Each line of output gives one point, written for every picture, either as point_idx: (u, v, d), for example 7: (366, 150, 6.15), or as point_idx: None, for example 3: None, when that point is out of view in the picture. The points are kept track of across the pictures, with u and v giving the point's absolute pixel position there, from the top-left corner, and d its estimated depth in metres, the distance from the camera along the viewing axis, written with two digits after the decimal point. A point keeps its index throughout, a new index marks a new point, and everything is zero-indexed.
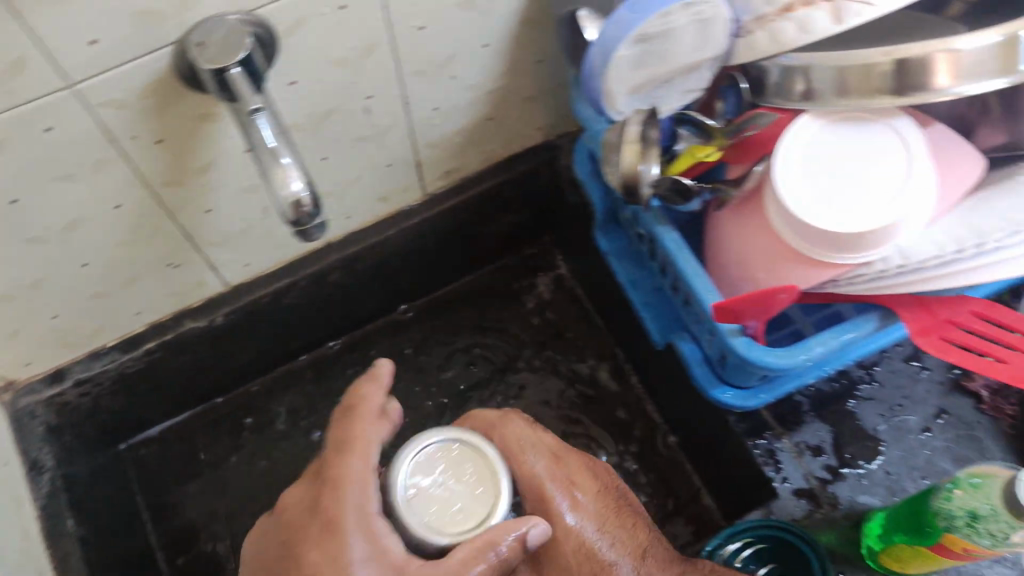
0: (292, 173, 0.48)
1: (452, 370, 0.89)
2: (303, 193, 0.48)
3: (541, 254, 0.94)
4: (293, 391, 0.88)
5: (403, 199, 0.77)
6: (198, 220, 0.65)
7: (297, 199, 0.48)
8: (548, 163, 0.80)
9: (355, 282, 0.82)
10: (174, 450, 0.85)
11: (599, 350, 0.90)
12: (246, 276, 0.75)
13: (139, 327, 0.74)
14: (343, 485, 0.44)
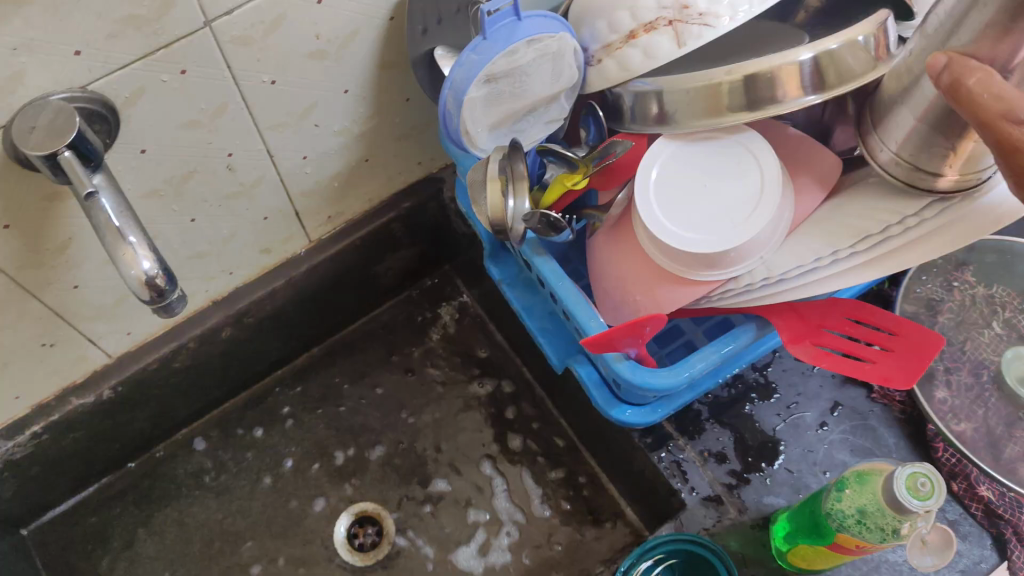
0: (139, 250, 0.46)
1: (363, 411, 0.88)
2: (152, 267, 0.46)
3: (443, 282, 0.94)
4: (200, 452, 0.86)
5: (287, 248, 0.75)
6: (66, 297, 0.63)
7: (147, 274, 0.46)
8: (433, 195, 0.79)
9: (250, 335, 0.80)
10: (77, 529, 0.82)
11: (507, 372, 0.90)
12: (131, 345, 0.72)
13: (21, 411, 0.70)
14: None
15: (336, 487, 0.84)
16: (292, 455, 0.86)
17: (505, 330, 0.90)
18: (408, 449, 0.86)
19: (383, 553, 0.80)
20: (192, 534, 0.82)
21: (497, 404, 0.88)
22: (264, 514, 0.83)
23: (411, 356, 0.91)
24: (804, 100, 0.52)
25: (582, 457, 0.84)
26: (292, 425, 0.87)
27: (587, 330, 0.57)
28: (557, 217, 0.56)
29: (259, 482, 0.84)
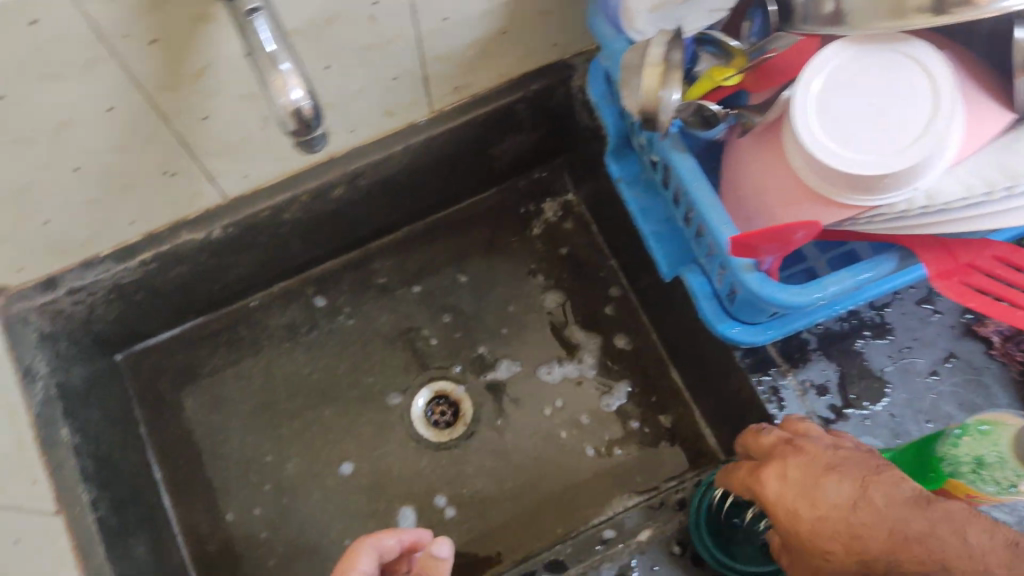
0: (291, 79, 0.47)
1: (455, 293, 0.88)
2: (303, 99, 0.46)
3: (552, 177, 0.91)
4: (293, 308, 0.87)
5: (409, 113, 0.73)
6: (195, 128, 0.63)
7: (296, 105, 0.46)
8: (562, 83, 0.76)
9: (358, 199, 0.79)
10: (169, 362, 0.85)
11: (604, 278, 0.88)
12: (248, 188, 0.73)
13: (134, 237, 0.72)
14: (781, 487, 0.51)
15: (418, 362, 0.86)
16: (380, 323, 0.87)
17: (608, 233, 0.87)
18: (493, 339, 0.86)
19: (459, 435, 0.83)
20: (280, 384, 0.85)
21: (588, 308, 0.87)
22: (350, 376, 0.85)
23: (508, 246, 0.90)
24: (1000, 6, 0.45)
25: (666, 373, 0.84)
26: (385, 296, 0.88)
27: (720, 237, 0.56)
28: (716, 111, 0.55)
29: (346, 345, 0.86)
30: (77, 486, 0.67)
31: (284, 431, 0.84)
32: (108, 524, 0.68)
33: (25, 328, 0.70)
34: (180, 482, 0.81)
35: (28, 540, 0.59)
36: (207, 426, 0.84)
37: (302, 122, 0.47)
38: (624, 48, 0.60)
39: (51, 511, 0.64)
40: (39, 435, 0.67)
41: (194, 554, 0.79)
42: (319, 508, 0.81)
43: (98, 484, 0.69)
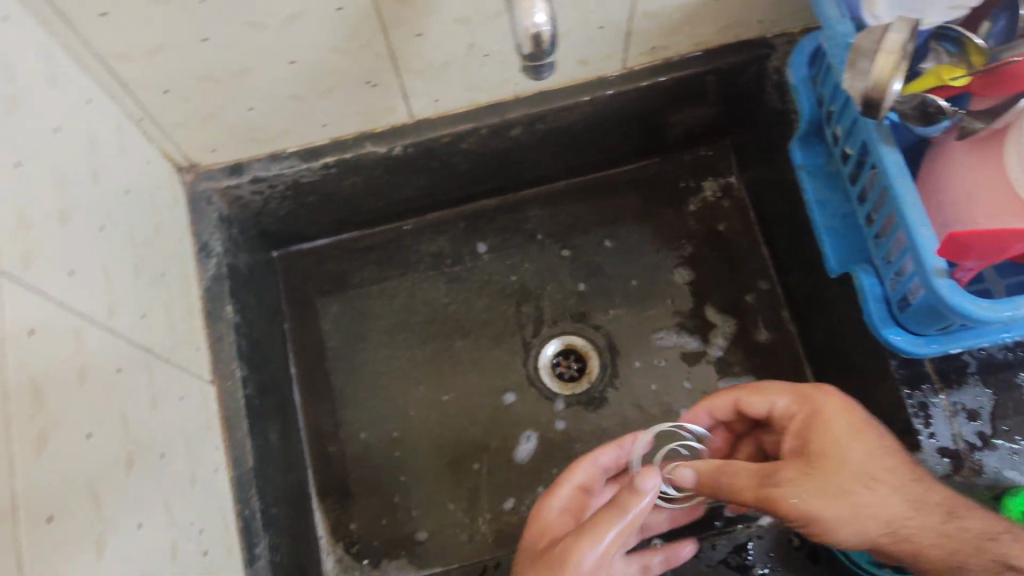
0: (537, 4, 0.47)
1: (600, 253, 0.89)
2: (543, 25, 0.47)
3: (717, 156, 0.90)
4: (442, 238, 0.90)
5: (602, 65, 0.74)
6: (408, 43, 0.65)
7: (537, 30, 0.47)
8: (756, 61, 0.76)
9: (531, 142, 0.81)
10: (320, 268, 0.90)
11: (753, 267, 0.87)
12: (434, 112, 0.75)
13: (320, 139, 0.75)
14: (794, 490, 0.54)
15: (554, 314, 0.87)
16: (523, 268, 0.89)
17: (767, 220, 0.86)
18: (629, 305, 0.87)
19: (582, 390, 0.84)
20: (419, 307, 0.89)
21: (730, 294, 0.86)
22: (487, 313, 0.88)
23: (661, 218, 0.90)
24: None
25: (800, 373, 0.83)
26: (532, 244, 0.90)
27: (917, 235, 0.55)
28: (939, 104, 0.54)
29: (487, 284, 0.89)
30: (234, 360, 0.70)
31: (416, 353, 0.87)
32: (253, 403, 0.71)
33: (207, 206, 0.74)
34: (310, 380, 0.86)
35: (189, 402, 0.63)
36: (345, 334, 0.88)
37: (537, 48, 0.48)
38: (848, 32, 0.59)
39: (207, 380, 0.68)
40: (206, 308, 0.70)
41: (315, 448, 0.84)
42: (436, 432, 0.84)
43: (248, 364, 0.73)
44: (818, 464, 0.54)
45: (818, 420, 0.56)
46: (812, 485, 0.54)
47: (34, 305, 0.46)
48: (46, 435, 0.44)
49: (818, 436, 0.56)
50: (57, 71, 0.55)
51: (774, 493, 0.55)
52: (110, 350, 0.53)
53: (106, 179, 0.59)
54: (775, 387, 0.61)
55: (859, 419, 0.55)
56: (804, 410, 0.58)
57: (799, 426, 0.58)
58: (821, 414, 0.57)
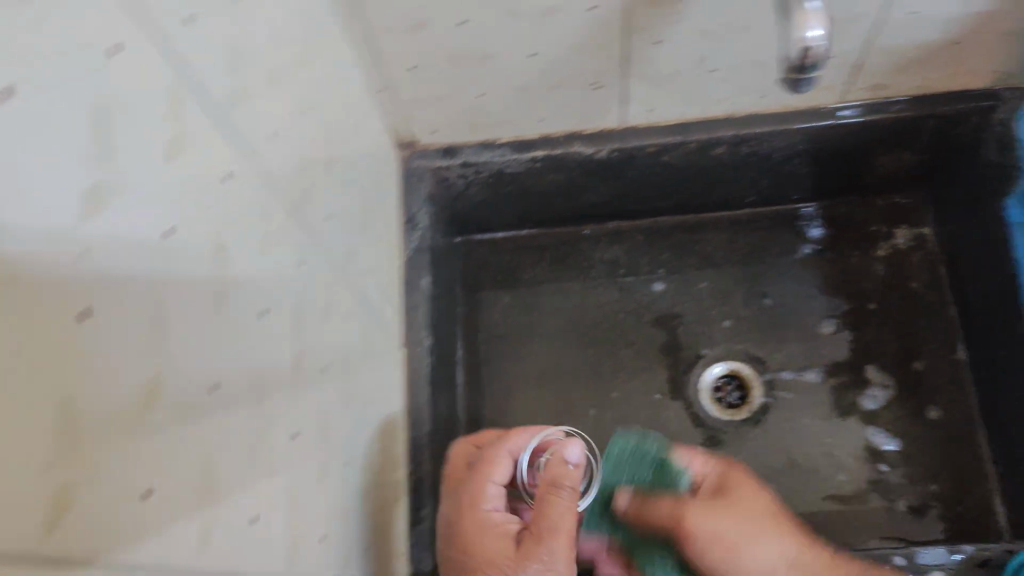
0: (813, 19, 0.48)
1: (776, 285, 0.88)
2: (819, 40, 0.48)
3: (913, 207, 0.87)
4: (619, 247, 0.92)
5: (822, 96, 0.74)
6: (644, 49, 0.67)
7: (811, 45, 0.48)
8: (979, 112, 0.74)
9: (731, 165, 0.81)
10: (497, 259, 0.92)
11: (938, 323, 0.84)
12: (644, 122, 0.77)
13: (532, 135, 0.78)
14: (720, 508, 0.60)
15: (722, 338, 0.87)
16: (700, 287, 0.89)
17: (963, 279, 0.83)
18: (801, 341, 0.86)
19: (741, 418, 0.84)
20: (588, 312, 0.90)
21: (910, 348, 0.84)
22: (654, 327, 0.88)
23: (843, 260, 0.88)
24: None
25: (971, 437, 0.81)
26: (707, 266, 0.90)
27: None
28: None
29: (659, 298, 0.89)
30: (425, 330, 0.73)
31: (579, 355, 0.89)
32: (434, 374, 0.74)
33: (417, 183, 0.78)
34: (474, 364, 0.89)
35: (387, 362, 0.66)
36: (515, 326, 0.90)
37: (802, 62, 0.49)
38: None
39: (399, 344, 0.71)
40: (405, 277, 0.74)
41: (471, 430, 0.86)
42: (589, 435, 0.85)
43: (433, 337, 0.76)
44: (730, 495, 0.61)
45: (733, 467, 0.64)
46: (721, 502, 0.60)
47: (304, 240, 0.50)
48: (302, 360, 0.48)
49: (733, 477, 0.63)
50: (336, 34, 0.59)
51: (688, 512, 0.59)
52: (344, 297, 0.57)
53: (355, 140, 0.63)
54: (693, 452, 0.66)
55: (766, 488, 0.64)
56: (714, 477, 0.64)
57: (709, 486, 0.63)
58: (729, 472, 0.63)
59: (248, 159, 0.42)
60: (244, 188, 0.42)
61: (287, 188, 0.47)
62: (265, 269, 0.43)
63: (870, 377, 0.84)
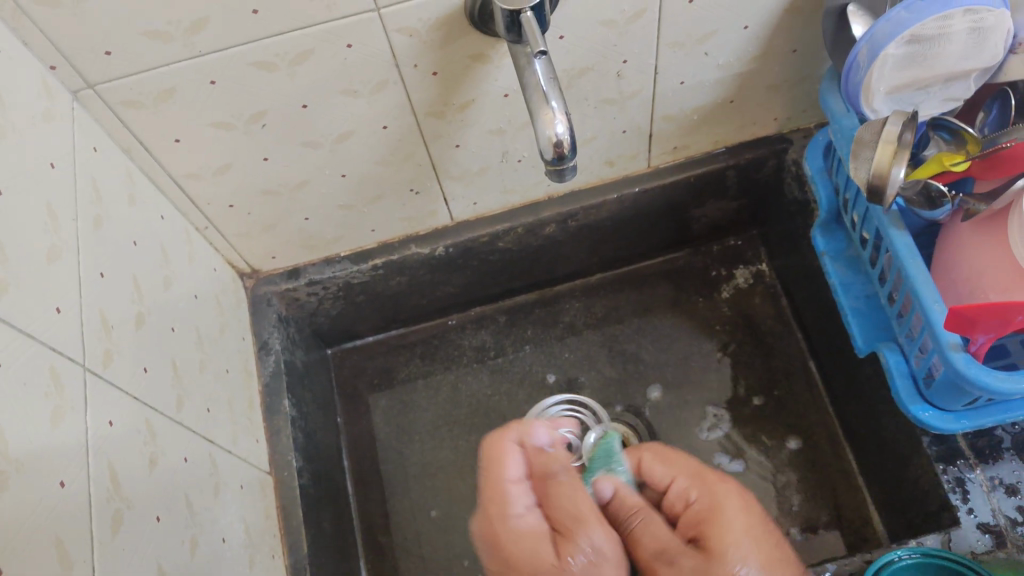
0: (557, 117, 0.51)
1: (635, 341, 0.93)
2: (564, 134, 0.50)
3: (746, 246, 0.95)
4: (484, 331, 0.95)
5: (629, 165, 0.80)
6: (447, 153, 0.71)
7: (558, 138, 0.50)
8: (775, 154, 0.81)
9: (564, 238, 0.86)
10: (369, 363, 0.95)
11: (787, 350, 0.89)
12: (472, 214, 0.81)
13: (370, 244, 0.82)
14: (717, 528, 0.51)
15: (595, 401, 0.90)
16: (565, 357, 0.93)
17: (797, 305, 0.89)
18: (667, 391, 0.89)
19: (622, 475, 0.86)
20: (463, 400, 0.92)
21: (766, 378, 0.88)
22: (529, 401, 0.91)
23: (691, 306, 0.93)
24: None
25: (839, 452, 0.84)
26: (570, 335, 0.94)
27: (932, 312, 0.57)
28: (941, 189, 0.57)
29: (529, 373, 0.92)
30: (290, 451, 0.74)
31: (463, 443, 0.90)
32: (308, 492, 0.75)
33: (267, 308, 0.81)
34: (361, 472, 0.89)
35: (247, 492, 0.67)
36: (396, 425, 0.92)
37: (558, 153, 0.51)
38: (854, 125, 0.63)
39: (264, 470, 0.72)
40: (264, 403, 0.75)
41: (367, 541, 0.85)
42: None
43: (302, 455, 0.76)
44: (715, 555, 0.49)
45: (719, 521, 0.51)
46: (708, 559, 0.49)
47: (111, 396, 0.51)
48: (122, 515, 0.49)
49: (715, 533, 0.50)
50: (138, 193, 0.62)
51: (663, 569, 0.49)
52: (177, 442, 0.58)
53: (177, 286, 0.65)
54: (684, 466, 0.57)
55: (765, 522, 0.51)
56: (704, 497, 0.53)
57: (696, 515, 0.53)
58: (717, 510, 0.52)
59: (23, 335, 0.44)
60: (20, 365, 0.43)
61: (83, 352, 0.49)
62: (55, 438, 0.44)
63: (703, 416, 0.87)
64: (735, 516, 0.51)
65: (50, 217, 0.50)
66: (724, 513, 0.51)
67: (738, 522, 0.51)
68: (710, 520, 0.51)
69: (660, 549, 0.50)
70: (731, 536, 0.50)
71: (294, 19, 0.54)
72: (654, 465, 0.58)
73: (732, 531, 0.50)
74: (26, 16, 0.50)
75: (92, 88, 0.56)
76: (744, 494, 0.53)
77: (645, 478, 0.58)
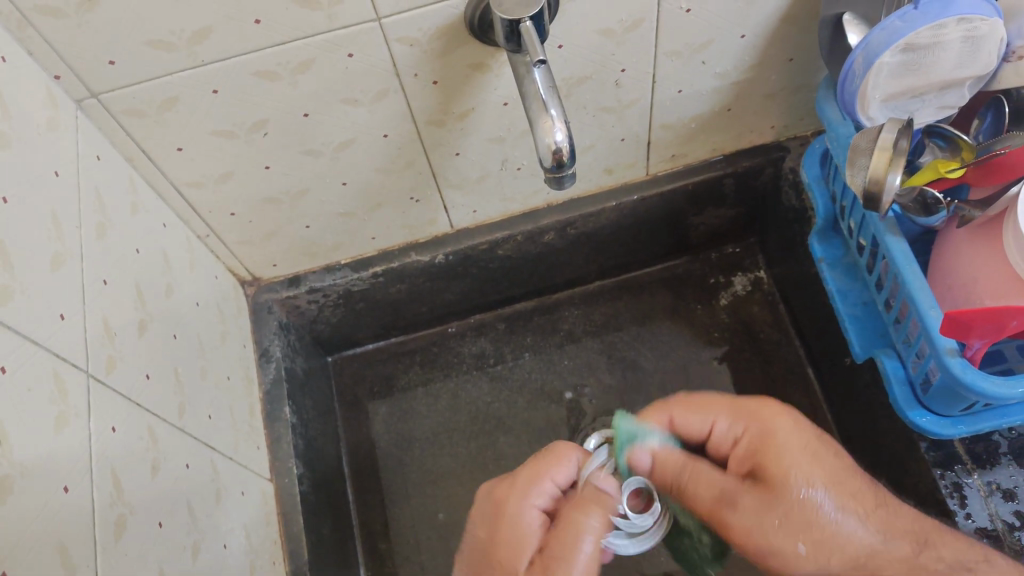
0: (556, 124, 0.51)
1: (634, 348, 0.93)
2: (564, 142, 0.51)
3: (744, 253, 0.95)
4: (484, 339, 0.96)
5: (628, 173, 0.81)
6: (447, 161, 0.72)
7: (557, 146, 0.51)
8: (773, 162, 0.81)
9: (563, 246, 0.87)
10: (369, 371, 0.95)
11: (785, 356, 0.90)
12: (472, 222, 0.82)
13: (370, 251, 0.82)
14: (786, 455, 0.54)
15: (594, 408, 0.90)
16: (565, 363, 0.93)
17: (795, 312, 0.90)
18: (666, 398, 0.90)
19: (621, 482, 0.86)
20: (463, 407, 0.92)
21: (765, 384, 0.89)
22: (528, 407, 0.91)
23: (689, 313, 0.94)
24: None
25: (837, 458, 0.84)
26: (569, 342, 0.94)
27: (928, 318, 0.57)
28: (936, 197, 0.59)
29: (529, 379, 0.93)
30: (291, 457, 0.74)
31: (462, 450, 0.90)
32: (308, 499, 0.75)
33: (268, 315, 0.81)
34: (361, 480, 0.89)
35: (249, 499, 0.67)
36: (396, 432, 0.92)
37: (558, 160, 0.51)
38: (850, 133, 0.64)
39: (266, 477, 0.72)
40: (265, 410, 0.76)
41: (367, 548, 0.86)
42: None
43: (302, 462, 0.77)
44: (779, 490, 0.54)
45: (772, 445, 0.55)
46: (761, 498, 0.54)
47: (114, 402, 0.51)
48: (125, 520, 0.49)
49: (772, 461, 0.55)
50: (141, 201, 0.63)
51: (731, 517, 0.55)
52: (179, 448, 0.58)
53: (179, 293, 0.66)
54: (721, 406, 0.60)
55: (813, 437, 0.56)
56: (750, 429, 0.57)
57: (745, 448, 0.57)
58: (769, 436, 0.56)
59: (28, 340, 0.44)
60: (24, 370, 0.44)
61: (87, 359, 0.50)
62: (60, 444, 0.45)
63: None
64: (789, 438, 0.55)
65: (54, 224, 0.50)
66: (772, 436, 0.56)
67: (792, 447, 0.55)
68: (757, 446, 0.56)
69: (721, 497, 0.56)
70: (786, 462, 0.54)
71: (295, 29, 0.55)
72: (688, 417, 0.61)
73: (778, 448, 0.55)
74: (31, 26, 0.50)
75: (96, 97, 0.56)
76: (800, 422, 0.57)
77: (680, 431, 0.62)
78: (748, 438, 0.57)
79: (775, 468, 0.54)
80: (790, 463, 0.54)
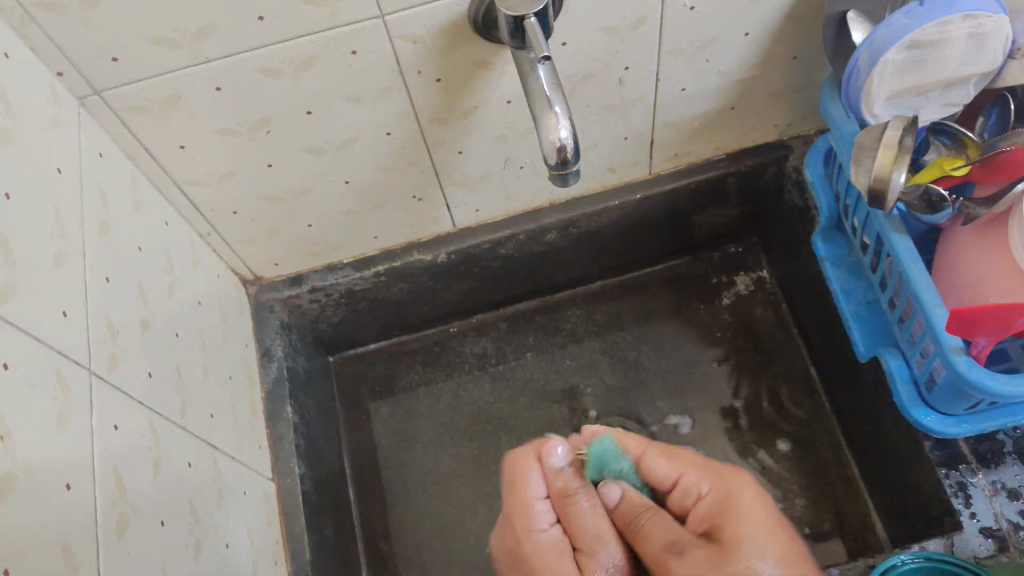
0: (560, 121, 0.51)
1: (637, 348, 0.93)
2: (568, 139, 0.51)
3: (747, 253, 0.95)
4: (485, 338, 0.96)
5: (630, 172, 0.81)
6: (450, 159, 0.71)
7: (562, 143, 0.50)
8: (776, 161, 0.81)
9: (566, 245, 0.87)
10: (371, 371, 0.95)
11: (788, 356, 0.90)
12: (474, 221, 0.82)
13: (372, 250, 0.82)
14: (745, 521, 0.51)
15: (596, 407, 0.90)
16: (567, 363, 0.93)
17: (798, 312, 0.90)
18: (669, 398, 0.89)
19: None
20: (465, 407, 0.92)
21: (768, 384, 0.89)
22: (530, 407, 0.91)
23: (692, 312, 0.93)
24: None
25: (841, 458, 0.84)
26: (571, 342, 0.94)
27: (933, 316, 0.57)
28: (942, 194, 0.57)
29: (530, 379, 0.93)
30: (292, 457, 0.74)
31: (464, 450, 0.90)
32: (310, 499, 0.75)
33: (269, 314, 0.81)
34: (363, 480, 0.89)
35: (251, 498, 0.67)
36: (398, 432, 0.92)
37: (562, 158, 0.51)
38: (854, 131, 0.64)
39: (267, 477, 0.72)
40: (266, 409, 0.75)
41: (369, 549, 0.85)
42: (482, 529, 0.85)
43: (304, 462, 0.76)
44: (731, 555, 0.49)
45: (734, 507, 0.53)
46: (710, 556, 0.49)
47: (117, 401, 0.51)
48: (128, 518, 0.49)
49: (731, 521, 0.52)
50: (143, 198, 0.62)
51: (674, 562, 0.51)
52: (181, 446, 0.58)
53: (181, 292, 0.65)
54: (689, 459, 0.60)
55: (776, 515, 0.52)
56: (716, 490, 0.55)
57: (707, 508, 0.54)
58: (730, 499, 0.54)
59: (30, 337, 0.44)
60: (27, 368, 0.43)
61: (90, 356, 0.49)
62: (62, 441, 0.45)
63: (705, 422, 0.88)
64: (756, 512, 0.52)
65: (57, 221, 0.50)
66: (743, 513, 0.52)
67: (754, 517, 0.52)
68: (718, 509, 0.54)
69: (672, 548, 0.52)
70: (745, 525, 0.51)
71: (299, 26, 0.54)
72: (659, 461, 0.60)
73: (740, 519, 0.52)
74: (34, 22, 0.50)
75: (98, 94, 0.56)
76: (764, 497, 0.54)
77: (649, 474, 0.61)
78: (713, 503, 0.55)
79: (728, 541, 0.50)
80: (748, 532, 0.50)
